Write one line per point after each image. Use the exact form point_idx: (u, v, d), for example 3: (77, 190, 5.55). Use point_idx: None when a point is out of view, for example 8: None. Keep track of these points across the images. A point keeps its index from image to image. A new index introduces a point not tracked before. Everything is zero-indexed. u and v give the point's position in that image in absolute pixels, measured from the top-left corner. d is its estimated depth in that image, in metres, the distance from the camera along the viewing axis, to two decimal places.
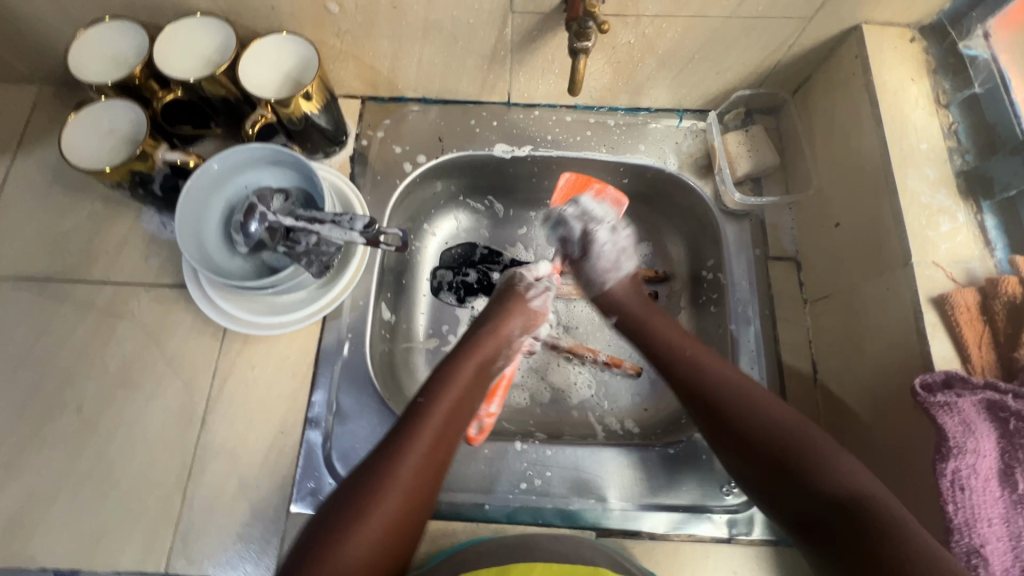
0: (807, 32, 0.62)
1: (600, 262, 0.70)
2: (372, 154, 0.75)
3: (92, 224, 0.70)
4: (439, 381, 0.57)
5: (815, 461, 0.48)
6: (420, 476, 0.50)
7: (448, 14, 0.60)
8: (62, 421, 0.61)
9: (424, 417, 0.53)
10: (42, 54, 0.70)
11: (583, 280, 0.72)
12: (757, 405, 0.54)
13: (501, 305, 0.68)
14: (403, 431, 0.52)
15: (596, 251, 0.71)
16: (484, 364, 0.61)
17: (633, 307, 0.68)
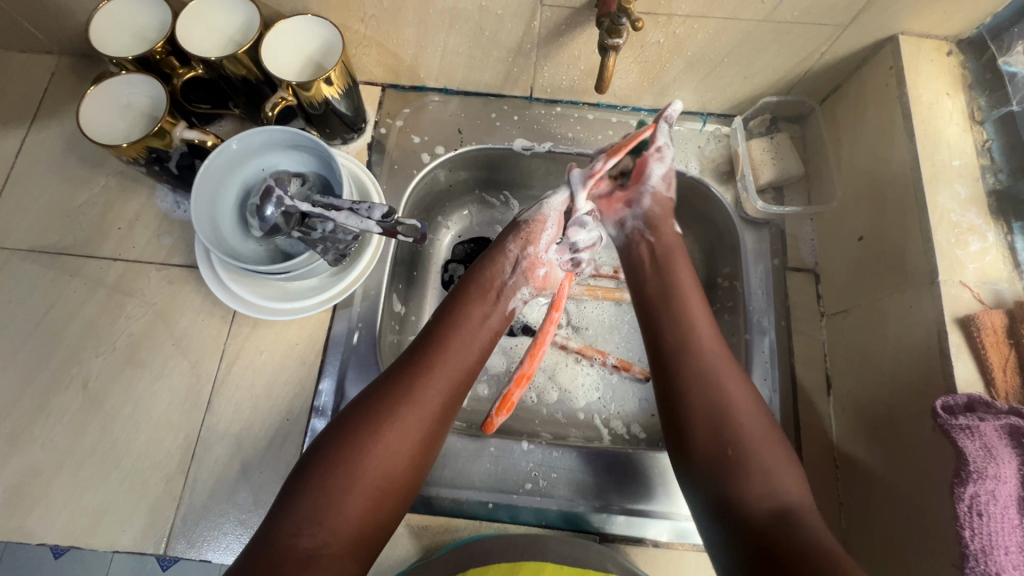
0: (841, 40, 0.60)
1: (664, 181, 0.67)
2: (390, 143, 0.74)
3: (105, 200, 0.69)
4: (434, 340, 0.57)
5: (761, 471, 0.47)
6: (410, 438, 0.49)
7: (476, 4, 0.59)
8: (67, 396, 0.61)
9: (418, 372, 0.53)
10: (63, 25, 0.69)
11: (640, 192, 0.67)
12: (735, 392, 0.51)
13: (498, 246, 0.66)
14: (394, 385, 0.51)
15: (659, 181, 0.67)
16: (482, 317, 0.61)
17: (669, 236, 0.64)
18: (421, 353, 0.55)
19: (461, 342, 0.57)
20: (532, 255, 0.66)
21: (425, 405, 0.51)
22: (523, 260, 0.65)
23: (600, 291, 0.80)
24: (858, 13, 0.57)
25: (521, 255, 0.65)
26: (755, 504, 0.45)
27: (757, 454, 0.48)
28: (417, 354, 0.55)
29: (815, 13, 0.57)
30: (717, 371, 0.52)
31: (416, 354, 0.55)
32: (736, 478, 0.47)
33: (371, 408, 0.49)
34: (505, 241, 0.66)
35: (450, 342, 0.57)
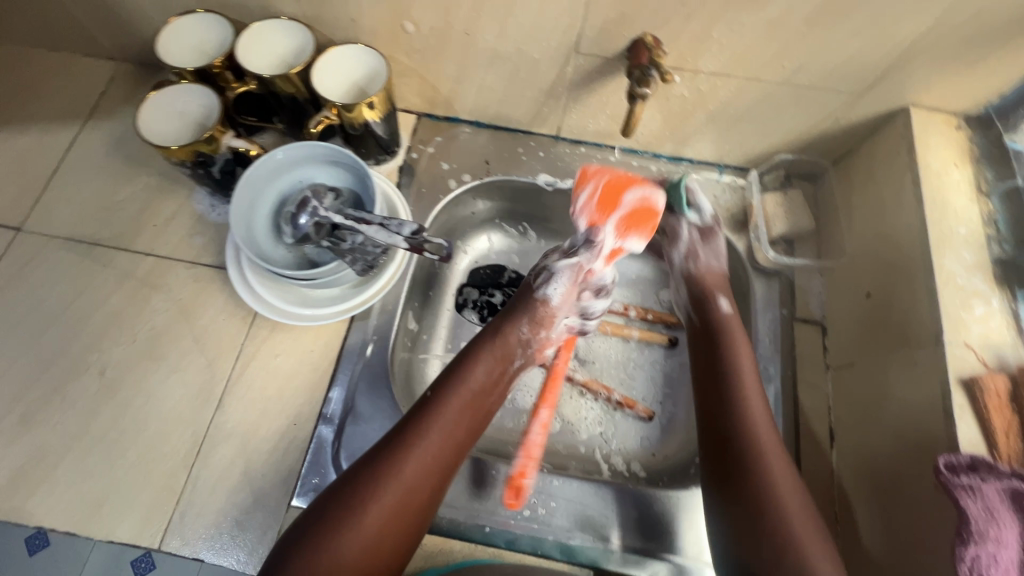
0: (856, 107, 0.64)
1: (710, 255, 0.70)
2: (420, 167, 0.77)
3: (145, 197, 0.72)
4: (427, 417, 0.55)
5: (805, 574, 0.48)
6: (399, 508, 0.50)
7: (516, 47, 0.64)
8: (83, 382, 0.62)
9: (400, 453, 0.52)
10: (129, 34, 0.75)
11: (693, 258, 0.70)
12: (778, 474, 0.53)
13: (502, 324, 0.65)
14: (380, 466, 0.51)
15: (711, 244, 0.71)
16: (478, 393, 0.59)
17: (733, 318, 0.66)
18: (416, 418, 0.56)
19: (452, 419, 0.56)
20: (542, 339, 0.67)
21: (410, 486, 0.51)
22: (533, 342, 0.66)
23: (610, 327, 0.82)
24: (874, 83, 0.60)
25: (532, 338, 0.66)
26: None
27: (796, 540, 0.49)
28: (407, 430, 0.54)
29: (832, 80, 0.61)
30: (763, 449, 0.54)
31: (405, 432, 0.54)
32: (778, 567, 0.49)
33: (356, 495, 0.49)
34: (518, 322, 0.65)
35: (440, 418, 0.56)
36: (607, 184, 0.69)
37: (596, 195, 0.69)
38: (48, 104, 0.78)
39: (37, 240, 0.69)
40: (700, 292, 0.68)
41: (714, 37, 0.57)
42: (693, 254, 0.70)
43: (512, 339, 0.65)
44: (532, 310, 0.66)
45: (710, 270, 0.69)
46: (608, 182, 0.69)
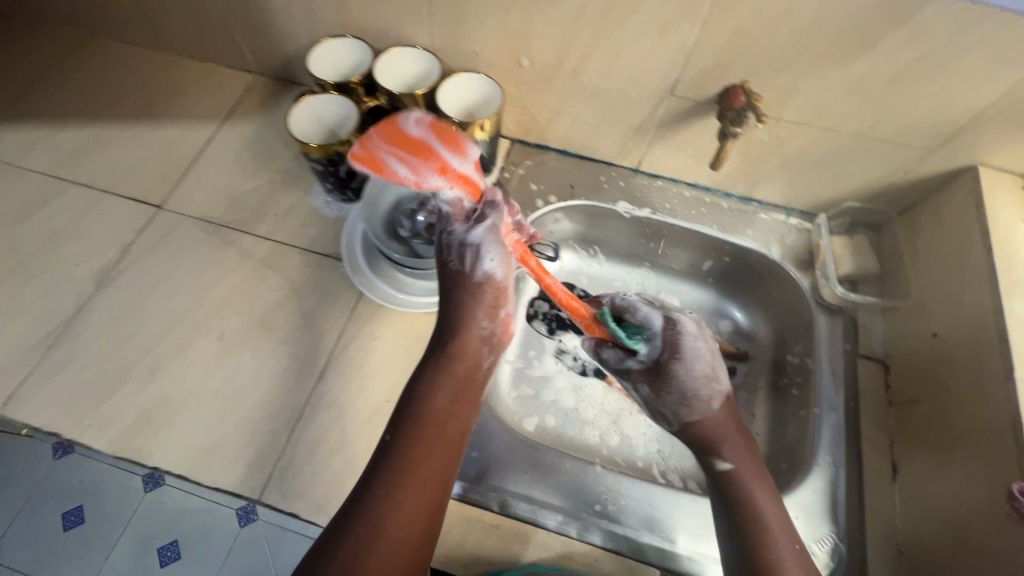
0: (925, 162, 0.70)
1: (695, 372, 0.65)
2: (511, 186, 0.85)
3: (269, 189, 0.81)
4: (392, 460, 0.50)
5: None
6: (403, 554, 0.46)
7: (616, 85, 0.72)
8: (204, 343, 0.69)
9: (390, 495, 0.48)
10: (273, 52, 0.86)
11: (675, 389, 0.64)
12: (755, 482, 0.57)
13: (453, 320, 0.61)
14: (354, 537, 0.46)
15: (686, 353, 0.66)
16: (455, 406, 0.56)
17: (713, 418, 0.63)
18: (394, 453, 0.51)
19: (422, 459, 0.51)
20: (496, 300, 0.63)
21: (398, 544, 0.46)
22: (494, 332, 0.62)
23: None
24: (944, 141, 0.66)
25: (490, 324, 0.62)
26: None
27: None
28: (383, 478, 0.49)
29: (905, 136, 0.67)
30: (727, 446, 0.60)
31: (376, 476, 0.49)
32: None
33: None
34: (473, 313, 0.61)
35: (415, 463, 0.50)
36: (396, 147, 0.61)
37: (399, 155, 0.60)
38: (193, 105, 0.89)
39: (175, 218, 0.78)
40: (700, 446, 0.62)
41: (800, 89, 0.65)
42: (668, 412, 0.65)
43: (457, 345, 0.60)
44: (479, 295, 0.62)
45: (690, 375, 0.65)
46: (388, 150, 0.60)
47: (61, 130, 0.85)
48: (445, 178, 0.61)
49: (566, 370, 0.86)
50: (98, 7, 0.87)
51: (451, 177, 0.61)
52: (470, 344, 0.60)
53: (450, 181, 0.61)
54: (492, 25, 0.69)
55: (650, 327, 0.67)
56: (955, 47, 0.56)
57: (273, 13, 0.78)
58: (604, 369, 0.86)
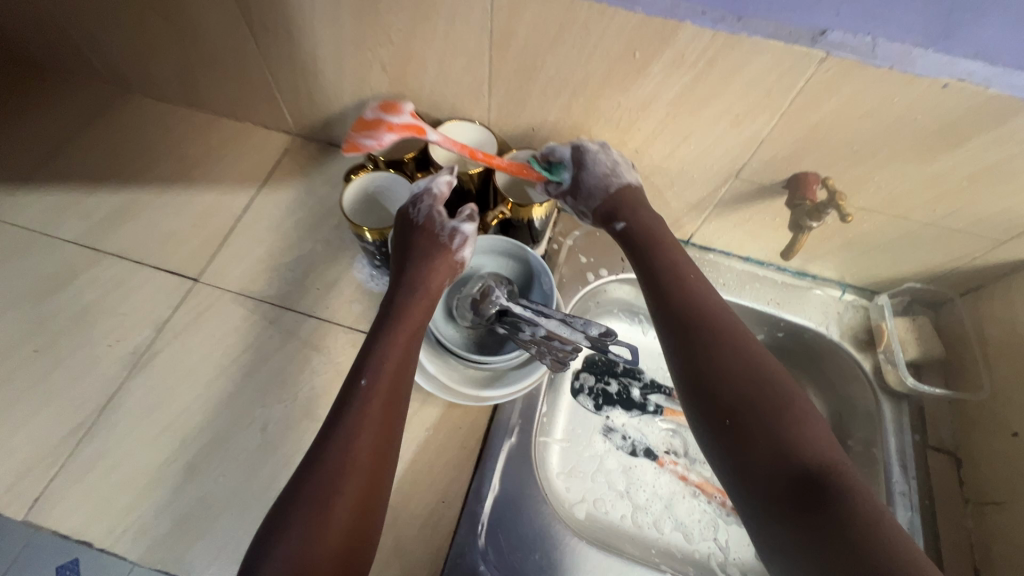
0: (995, 250, 0.68)
1: (595, 172, 0.65)
2: (560, 258, 0.82)
3: (310, 261, 0.78)
4: (347, 422, 0.49)
5: (796, 417, 0.47)
6: (359, 500, 0.47)
7: (679, 166, 0.70)
8: (246, 434, 0.65)
9: (346, 433, 0.49)
10: (316, 116, 0.84)
11: (581, 192, 0.66)
12: (698, 284, 0.57)
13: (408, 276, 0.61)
14: (314, 484, 0.46)
15: (590, 163, 0.65)
16: (407, 343, 0.56)
17: (643, 217, 0.63)
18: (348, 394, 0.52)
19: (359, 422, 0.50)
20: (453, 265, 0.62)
21: (355, 482, 0.47)
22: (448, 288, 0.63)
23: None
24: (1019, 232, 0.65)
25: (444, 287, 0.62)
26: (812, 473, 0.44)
27: (784, 431, 0.46)
28: (340, 430, 0.49)
29: (978, 226, 0.65)
30: (664, 242, 0.60)
31: (328, 456, 0.48)
32: (795, 455, 0.45)
33: (297, 527, 0.44)
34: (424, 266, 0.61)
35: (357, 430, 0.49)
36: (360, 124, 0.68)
37: (365, 129, 0.67)
38: (230, 167, 0.86)
39: (212, 291, 0.75)
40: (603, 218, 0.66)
41: (875, 179, 0.63)
42: (583, 209, 0.67)
43: (415, 306, 0.59)
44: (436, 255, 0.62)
45: (591, 171, 0.65)
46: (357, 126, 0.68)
47: (94, 194, 0.82)
48: (393, 132, 0.66)
49: (614, 450, 0.82)
50: (136, 66, 0.85)
51: (399, 132, 0.67)
52: (425, 302, 0.60)
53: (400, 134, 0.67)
54: (555, 105, 0.67)
55: (558, 156, 0.68)
56: None
57: (322, 82, 0.76)
58: (654, 449, 0.83)
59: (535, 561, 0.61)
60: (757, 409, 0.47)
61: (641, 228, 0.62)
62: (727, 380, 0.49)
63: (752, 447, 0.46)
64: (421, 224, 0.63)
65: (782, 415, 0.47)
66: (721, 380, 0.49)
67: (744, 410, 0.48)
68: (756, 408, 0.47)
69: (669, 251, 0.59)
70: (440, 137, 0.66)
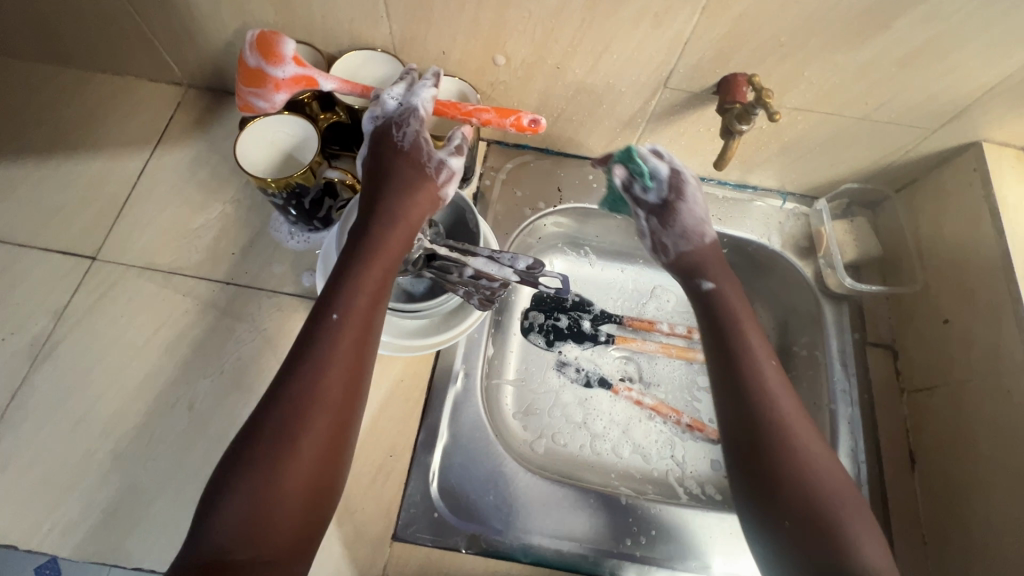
0: (928, 141, 0.67)
1: (691, 215, 0.64)
2: (493, 194, 0.78)
3: (221, 224, 0.72)
4: (301, 379, 0.46)
5: (851, 522, 0.46)
6: (320, 465, 0.44)
7: (604, 80, 0.65)
8: (172, 415, 0.61)
9: (303, 397, 0.45)
10: (203, 61, 0.74)
11: (675, 229, 0.64)
12: (767, 368, 0.55)
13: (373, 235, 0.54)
14: (268, 450, 0.43)
15: (689, 194, 0.64)
16: (372, 303, 0.51)
17: (728, 288, 0.61)
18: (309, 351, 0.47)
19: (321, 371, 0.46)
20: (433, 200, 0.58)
21: (315, 453, 0.44)
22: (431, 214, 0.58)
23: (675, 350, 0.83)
24: (950, 118, 0.63)
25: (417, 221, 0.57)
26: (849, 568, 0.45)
27: (832, 518, 0.47)
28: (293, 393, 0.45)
29: (909, 117, 0.63)
30: (743, 328, 0.58)
31: (275, 415, 0.44)
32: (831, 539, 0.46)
33: (242, 498, 0.41)
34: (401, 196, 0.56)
35: (320, 378, 0.46)
36: (247, 84, 0.61)
37: (254, 90, 0.61)
38: (115, 129, 0.77)
39: (115, 268, 0.68)
40: (690, 272, 0.64)
41: (805, 75, 0.60)
42: (668, 245, 0.65)
43: (388, 250, 0.53)
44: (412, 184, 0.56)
45: (689, 207, 0.64)
46: (242, 84, 0.61)
47: None
48: (282, 92, 0.60)
49: (569, 383, 0.81)
50: None
51: (289, 89, 0.60)
52: (402, 235, 0.55)
53: (291, 91, 0.61)
54: (462, 22, 0.60)
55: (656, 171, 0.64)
56: (972, 23, 0.51)
57: (198, 17, 0.66)
58: (608, 378, 0.82)
59: (489, 501, 0.61)
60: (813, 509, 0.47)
61: (725, 297, 0.60)
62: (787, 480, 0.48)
63: (804, 547, 0.46)
64: (405, 152, 0.57)
65: (837, 516, 0.47)
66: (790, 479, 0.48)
67: (801, 511, 0.47)
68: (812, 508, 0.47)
69: (741, 331, 0.57)
70: (337, 85, 0.60)
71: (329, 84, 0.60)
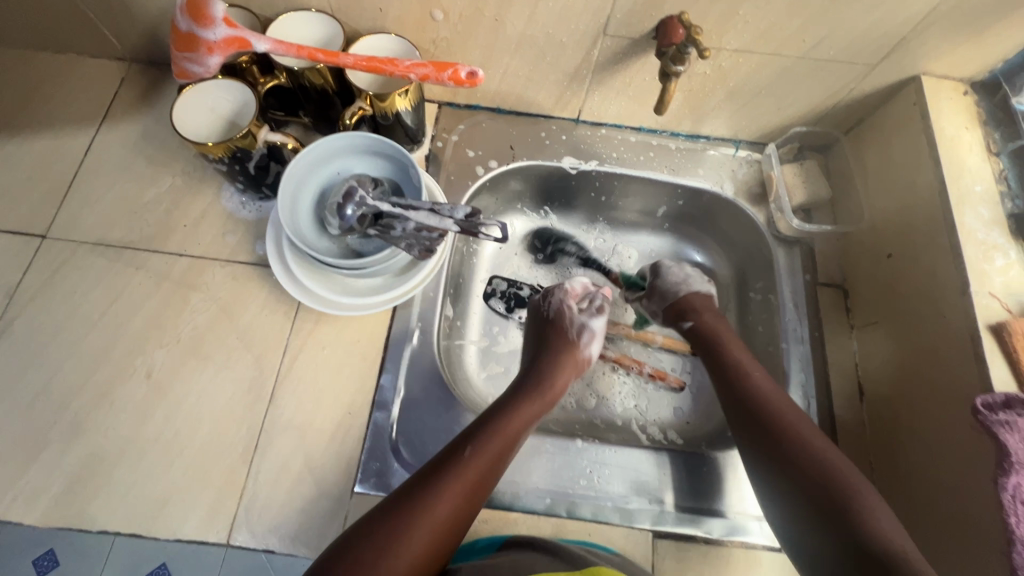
0: (869, 77, 0.67)
1: (671, 275, 0.77)
2: (446, 156, 0.78)
3: (172, 197, 0.71)
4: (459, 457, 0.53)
5: (862, 498, 0.51)
6: (440, 527, 0.49)
7: (543, 30, 0.65)
8: (130, 384, 0.62)
9: (450, 472, 0.51)
10: (142, 34, 0.73)
11: (662, 287, 0.77)
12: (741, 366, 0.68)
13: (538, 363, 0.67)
14: (409, 510, 0.49)
15: (665, 271, 0.78)
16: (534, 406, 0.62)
17: (707, 318, 0.72)
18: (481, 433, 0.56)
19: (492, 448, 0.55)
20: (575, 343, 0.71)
21: (445, 517, 0.49)
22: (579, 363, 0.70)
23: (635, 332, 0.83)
24: (888, 53, 0.63)
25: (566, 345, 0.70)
26: (868, 534, 0.48)
27: (853, 494, 0.51)
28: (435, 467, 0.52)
29: (848, 53, 0.63)
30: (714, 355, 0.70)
31: (416, 491, 0.50)
32: (857, 513, 0.50)
33: (371, 548, 0.46)
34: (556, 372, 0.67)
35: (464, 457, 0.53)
36: (180, 48, 0.60)
37: (186, 53, 0.60)
38: (59, 108, 0.76)
39: (66, 246, 0.68)
40: (677, 318, 0.74)
41: (740, 14, 0.59)
42: (656, 308, 0.77)
43: (554, 387, 0.65)
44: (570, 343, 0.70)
45: (665, 280, 0.77)
46: (176, 50, 0.60)
47: None
48: (216, 55, 0.59)
49: None
50: None
51: (223, 52, 0.59)
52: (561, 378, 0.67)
53: (225, 53, 0.60)
54: None
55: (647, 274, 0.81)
56: None
57: None
58: None
59: None
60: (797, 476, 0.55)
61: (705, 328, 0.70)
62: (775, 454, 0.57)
63: (825, 529, 0.51)
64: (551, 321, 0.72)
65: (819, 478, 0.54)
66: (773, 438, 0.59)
67: (826, 483, 0.52)
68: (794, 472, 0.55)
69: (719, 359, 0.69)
70: (271, 46, 0.59)
71: (262, 45, 0.59)
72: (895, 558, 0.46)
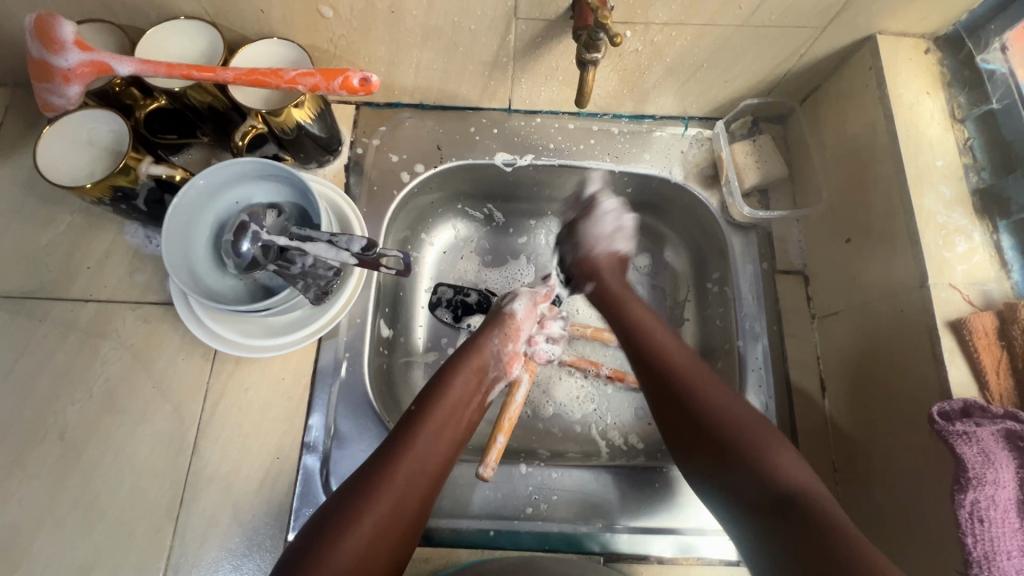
0: (821, 40, 0.59)
1: (599, 229, 0.72)
2: (368, 163, 0.72)
3: (71, 238, 0.66)
4: (380, 463, 0.51)
5: (765, 442, 0.49)
6: (377, 541, 0.47)
7: (448, 20, 0.57)
8: (44, 449, 0.58)
9: (372, 491, 0.48)
10: (7, 58, 0.65)
11: (575, 240, 0.73)
12: (659, 334, 0.59)
13: (465, 361, 0.61)
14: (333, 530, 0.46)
15: (596, 215, 0.72)
16: (458, 405, 0.58)
17: (610, 281, 0.69)
18: (400, 438, 0.53)
19: (418, 474, 0.51)
20: (512, 351, 0.65)
21: (374, 533, 0.47)
22: (503, 354, 0.64)
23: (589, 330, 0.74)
24: (838, 13, 0.55)
25: (502, 351, 0.64)
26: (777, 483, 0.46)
27: (754, 441, 0.49)
28: (359, 485, 0.49)
29: (795, 15, 0.55)
30: (625, 302, 0.65)
31: (337, 508, 0.47)
32: (760, 455, 0.48)
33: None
34: (488, 334, 0.64)
35: (392, 481, 0.49)
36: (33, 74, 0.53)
37: (40, 81, 0.53)
38: None
39: None
40: (579, 273, 0.71)
41: None
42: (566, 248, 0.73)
43: (475, 372, 0.61)
44: (500, 323, 0.65)
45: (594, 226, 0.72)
46: (33, 79, 0.53)
47: None
48: (74, 85, 0.52)
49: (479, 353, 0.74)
50: None
51: (83, 81, 0.53)
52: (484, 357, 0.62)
53: (85, 81, 0.53)
54: None
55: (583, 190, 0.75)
56: None
57: None
58: None
59: None
60: (734, 453, 0.49)
61: (607, 292, 0.67)
62: (717, 424, 0.50)
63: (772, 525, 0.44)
64: (470, 365, 0.61)
65: (768, 451, 0.48)
66: (700, 403, 0.52)
67: (725, 429, 0.50)
68: (740, 445, 0.49)
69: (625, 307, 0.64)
70: (134, 67, 0.52)
71: (127, 70, 0.52)
72: (804, 511, 0.43)
